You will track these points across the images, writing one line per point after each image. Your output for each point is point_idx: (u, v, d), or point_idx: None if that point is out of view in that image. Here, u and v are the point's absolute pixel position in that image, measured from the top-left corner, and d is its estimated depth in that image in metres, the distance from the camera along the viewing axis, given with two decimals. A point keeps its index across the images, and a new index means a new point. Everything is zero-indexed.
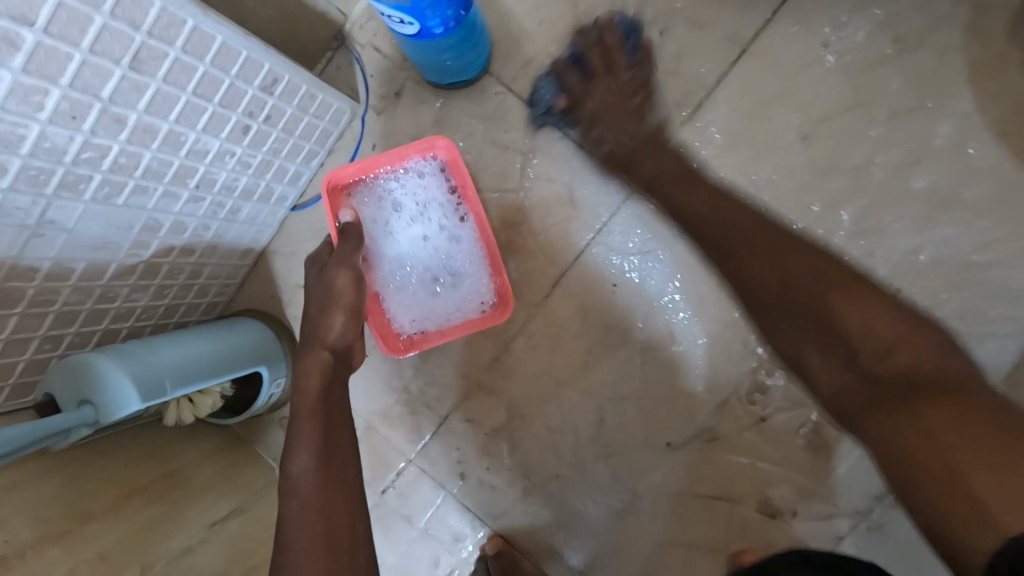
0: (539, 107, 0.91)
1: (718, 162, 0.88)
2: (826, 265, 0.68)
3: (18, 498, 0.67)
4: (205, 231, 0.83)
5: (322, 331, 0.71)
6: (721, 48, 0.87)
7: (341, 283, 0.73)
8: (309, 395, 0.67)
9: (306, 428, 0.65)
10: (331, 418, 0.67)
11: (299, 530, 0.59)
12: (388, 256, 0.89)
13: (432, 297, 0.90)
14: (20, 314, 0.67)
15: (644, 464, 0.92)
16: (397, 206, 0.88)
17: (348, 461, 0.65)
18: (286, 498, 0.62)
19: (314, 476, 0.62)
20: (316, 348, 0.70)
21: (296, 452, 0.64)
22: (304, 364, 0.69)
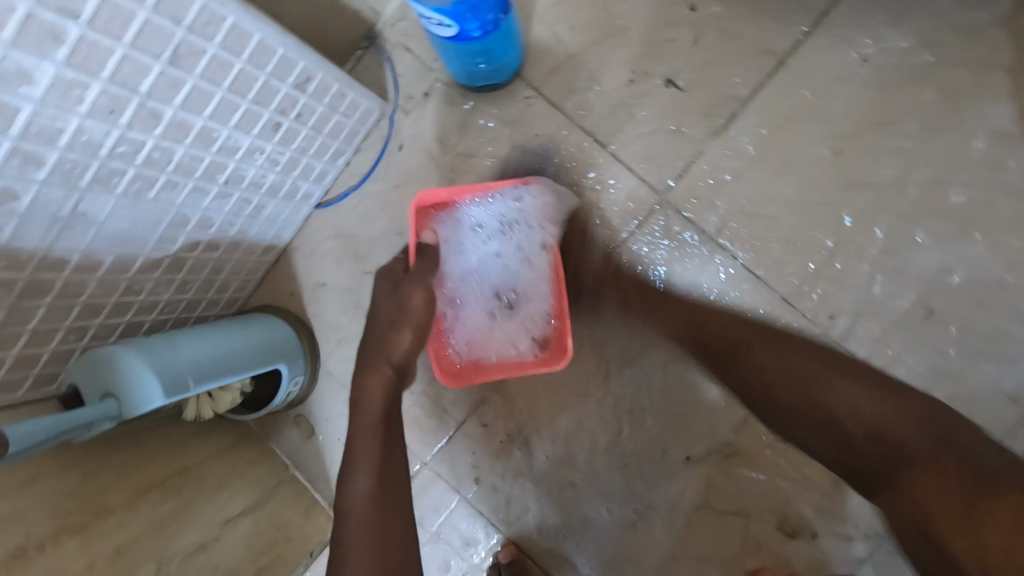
0: (568, 112, 0.90)
1: (749, 173, 0.86)
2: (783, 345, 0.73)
3: (38, 489, 0.67)
4: (230, 227, 0.83)
5: (389, 347, 0.73)
6: (755, 58, 0.86)
7: (415, 302, 0.73)
8: (371, 411, 0.71)
9: (367, 444, 0.69)
10: (389, 437, 0.70)
11: (355, 551, 0.62)
12: (458, 283, 0.84)
13: (495, 333, 0.84)
14: (48, 305, 0.66)
15: (661, 477, 0.91)
16: (477, 233, 0.85)
17: (401, 481, 0.68)
18: (342, 518, 0.64)
19: (372, 495, 0.65)
20: (381, 363, 0.73)
21: (356, 471, 0.67)
22: (368, 378, 0.72)
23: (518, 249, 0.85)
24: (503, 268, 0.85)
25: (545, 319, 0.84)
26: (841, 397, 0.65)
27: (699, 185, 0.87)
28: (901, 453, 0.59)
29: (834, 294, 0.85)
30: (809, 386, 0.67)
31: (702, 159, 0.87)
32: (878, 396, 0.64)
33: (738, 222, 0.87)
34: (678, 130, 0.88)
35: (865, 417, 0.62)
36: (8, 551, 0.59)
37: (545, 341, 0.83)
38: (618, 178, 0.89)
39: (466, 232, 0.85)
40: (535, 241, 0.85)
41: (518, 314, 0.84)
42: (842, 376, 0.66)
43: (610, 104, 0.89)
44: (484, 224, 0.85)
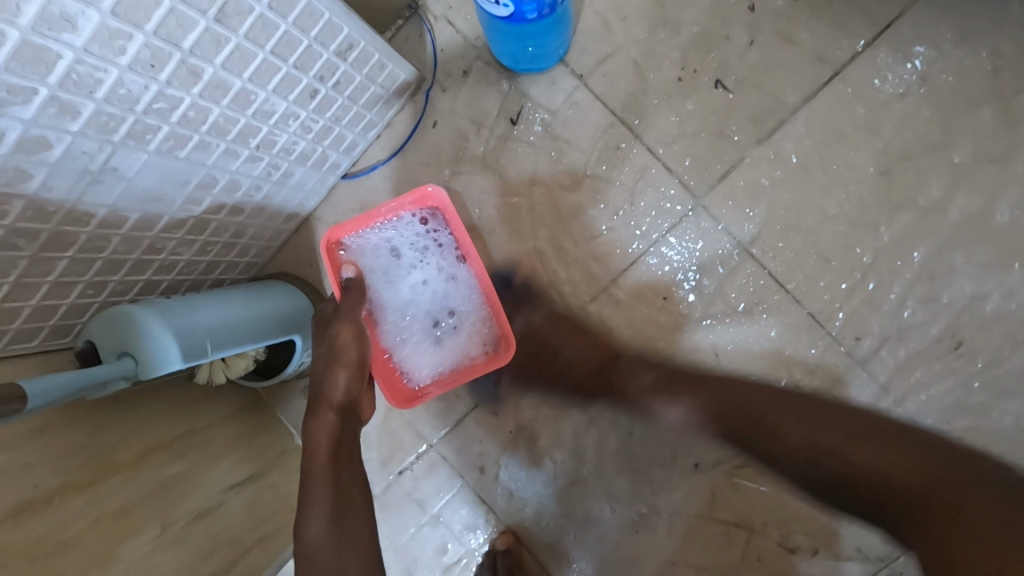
0: (610, 105, 0.88)
1: (789, 184, 0.84)
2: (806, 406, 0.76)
3: (49, 440, 0.66)
4: (257, 192, 0.81)
5: (326, 391, 0.71)
6: (811, 66, 0.83)
7: (344, 339, 0.72)
8: (318, 454, 0.69)
9: (318, 490, 0.67)
10: (343, 478, 0.69)
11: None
12: (393, 311, 0.84)
13: (439, 347, 0.86)
14: (69, 258, 0.65)
15: (667, 482, 0.91)
16: (398, 257, 0.84)
17: (360, 518, 0.68)
18: (303, 559, 0.65)
19: (327, 538, 0.65)
20: (323, 410, 0.71)
21: (309, 516, 0.66)
22: (312, 424, 0.71)
23: (440, 262, 0.85)
24: (431, 285, 0.85)
25: (485, 320, 0.86)
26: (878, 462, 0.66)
27: (738, 192, 0.85)
28: (930, 503, 0.62)
29: (863, 315, 0.84)
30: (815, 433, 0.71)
31: (744, 166, 0.85)
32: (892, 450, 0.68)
33: (773, 233, 0.85)
34: (722, 133, 0.85)
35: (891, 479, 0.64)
36: (14, 504, 0.58)
37: (490, 343, 0.87)
38: (653, 177, 0.87)
39: (387, 259, 0.84)
40: (455, 250, 0.85)
41: (457, 325, 0.86)
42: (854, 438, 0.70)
43: (655, 99, 0.87)
44: (404, 245, 0.85)
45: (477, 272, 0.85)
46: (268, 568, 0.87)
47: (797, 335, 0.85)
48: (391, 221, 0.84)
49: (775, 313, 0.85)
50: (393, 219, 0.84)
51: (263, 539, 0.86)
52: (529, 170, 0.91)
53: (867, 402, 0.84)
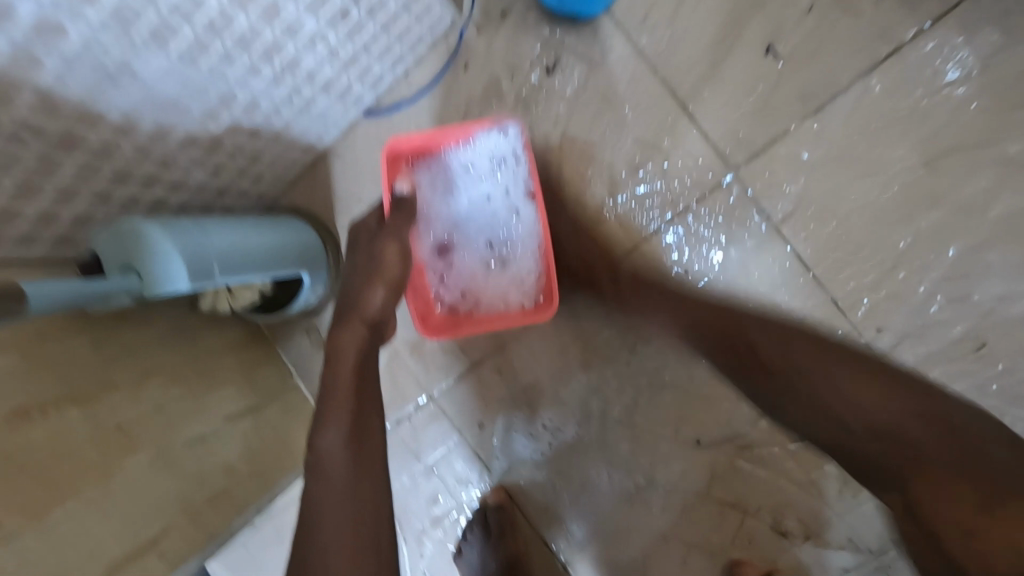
0: (653, 62, 0.83)
1: (829, 165, 0.80)
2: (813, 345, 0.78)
3: (48, 353, 0.63)
4: (277, 118, 0.77)
5: (362, 303, 0.70)
6: (871, 40, 0.78)
7: (388, 257, 0.71)
8: (342, 366, 0.67)
9: (338, 400, 0.65)
10: (364, 394, 0.67)
11: (325, 505, 0.60)
12: (444, 232, 0.86)
13: (484, 278, 0.87)
14: (78, 163, 0.62)
15: (667, 456, 0.90)
16: (462, 180, 0.86)
17: (376, 440, 0.66)
18: (313, 470, 0.63)
19: (345, 452, 0.63)
20: (354, 320, 0.70)
21: (326, 424, 0.64)
22: (341, 334, 0.69)
23: (506, 196, 0.85)
24: (491, 215, 0.86)
25: (533, 265, 0.86)
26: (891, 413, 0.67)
27: (775, 168, 0.81)
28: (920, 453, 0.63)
29: (887, 308, 0.81)
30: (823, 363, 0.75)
31: (786, 141, 0.81)
32: (877, 394, 0.69)
33: (806, 214, 0.81)
34: (768, 104, 0.81)
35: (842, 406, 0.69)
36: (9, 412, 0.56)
37: (533, 289, 0.86)
38: (688, 143, 0.83)
39: (455, 179, 0.86)
40: (522, 188, 0.84)
41: (505, 261, 0.86)
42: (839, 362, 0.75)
43: (700, 61, 0.82)
44: (472, 169, 0.85)
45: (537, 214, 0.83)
46: (256, 503, 0.87)
47: (816, 321, 0.83)
48: (467, 144, 0.85)
49: (796, 297, 0.83)
50: (468, 144, 0.84)
51: (258, 473, 0.86)
52: (560, 124, 0.87)
53: None
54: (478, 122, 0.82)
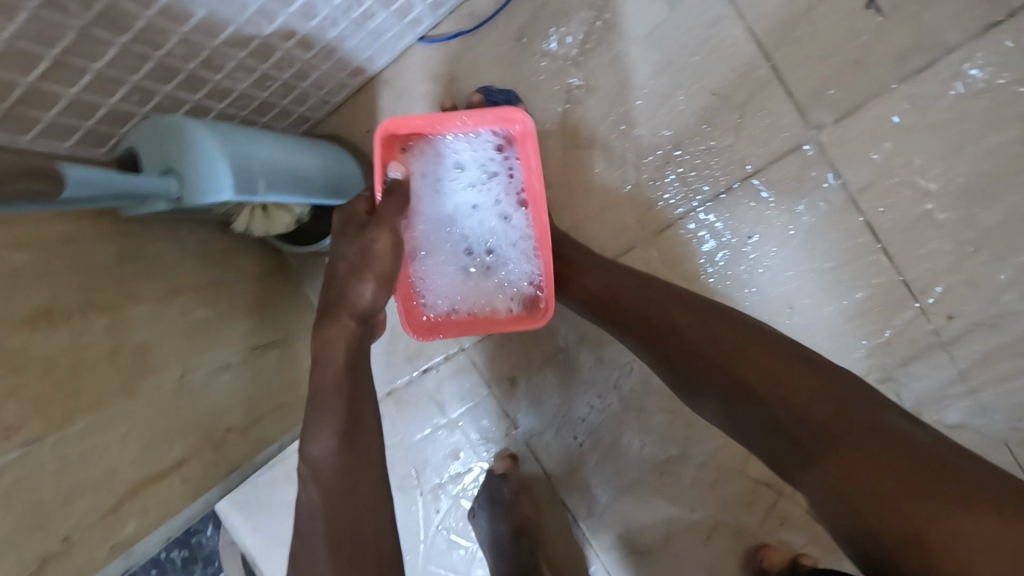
0: (739, 8, 0.77)
1: (916, 135, 0.75)
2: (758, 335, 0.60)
3: (73, 252, 0.59)
4: (331, 29, 0.71)
5: (349, 299, 0.58)
6: (982, 2, 0.72)
7: (380, 245, 0.59)
8: (329, 367, 0.57)
9: (330, 402, 0.56)
10: (356, 394, 0.58)
11: (321, 517, 0.53)
12: (434, 227, 0.75)
13: (463, 285, 0.77)
14: (122, 48, 0.57)
15: (705, 430, 0.87)
16: (459, 171, 0.75)
17: (371, 437, 0.58)
18: (306, 480, 0.55)
19: (337, 459, 0.55)
20: (341, 316, 0.58)
21: (316, 426, 0.56)
22: (324, 331, 0.58)
23: (505, 199, 0.75)
24: (487, 218, 0.75)
25: (523, 276, 0.76)
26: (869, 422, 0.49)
27: (859, 134, 0.76)
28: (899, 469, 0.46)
29: (962, 294, 0.76)
30: (776, 370, 0.55)
31: (872, 105, 0.75)
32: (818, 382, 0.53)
33: (885, 187, 0.76)
34: (859, 64, 0.75)
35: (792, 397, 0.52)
36: (31, 310, 0.52)
37: (520, 302, 0.76)
38: (767, 100, 0.78)
39: (447, 174, 0.74)
40: (519, 189, 0.74)
41: (495, 267, 0.76)
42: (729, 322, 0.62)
43: (792, 10, 0.76)
44: (471, 161, 0.75)
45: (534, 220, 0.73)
46: (278, 439, 0.83)
47: (881, 302, 0.78)
48: (464, 133, 0.74)
49: (863, 273, 0.78)
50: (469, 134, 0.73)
51: (279, 409, 0.82)
52: (629, 68, 0.81)
53: (939, 386, 0.78)
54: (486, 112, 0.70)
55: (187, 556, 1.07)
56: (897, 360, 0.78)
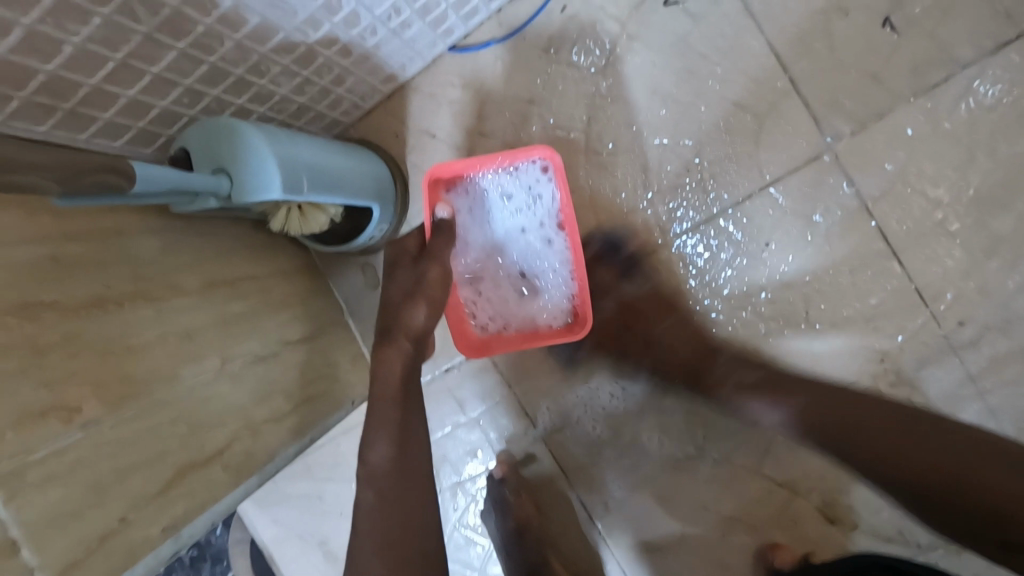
0: (760, 23, 0.80)
1: (930, 147, 0.78)
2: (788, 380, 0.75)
3: (123, 246, 0.61)
4: (370, 37, 0.74)
5: (404, 320, 0.66)
6: (993, 21, 0.75)
7: (431, 277, 0.67)
8: (388, 384, 0.66)
9: (386, 415, 0.66)
10: (409, 409, 0.67)
11: (374, 516, 0.63)
12: (479, 256, 0.82)
13: (505, 306, 0.83)
14: (179, 51, 0.59)
15: (721, 431, 0.89)
16: (501, 204, 0.80)
17: (420, 446, 0.67)
18: (364, 479, 0.66)
19: (390, 465, 0.65)
20: (399, 338, 0.67)
21: (375, 430, 0.66)
22: (384, 351, 0.67)
23: (542, 228, 0.80)
24: (527, 246, 0.81)
25: (561, 292, 0.82)
26: (1001, 480, 0.56)
27: (875, 144, 0.79)
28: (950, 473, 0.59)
29: (975, 300, 0.79)
30: (868, 433, 0.64)
31: (887, 118, 0.79)
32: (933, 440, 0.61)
33: (899, 196, 0.79)
34: (875, 79, 0.79)
35: (908, 455, 0.61)
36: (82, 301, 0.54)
37: (558, 319, 0.82)
38: (786, 111, 0.81)
39: (489, 207, 0.80)
40: (556, 219, 0.79)
41: (536, 290, 0.82)
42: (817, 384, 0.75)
43: (811, 26, 0.79)
44: (511, 194, 0.80)
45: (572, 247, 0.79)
46: (310, 432, 0.84)
47: (894, 307, 0.81)
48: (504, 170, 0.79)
49: (876, 279, 0.81)
50: (508, 169, 0.79)
51: (312, 401, 0.84)
52: (653, 79, 0.84)
53: (950, 389, 0.80)
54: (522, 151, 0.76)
55: (197, 555, 1.09)
56: (909, 363, 0.81)
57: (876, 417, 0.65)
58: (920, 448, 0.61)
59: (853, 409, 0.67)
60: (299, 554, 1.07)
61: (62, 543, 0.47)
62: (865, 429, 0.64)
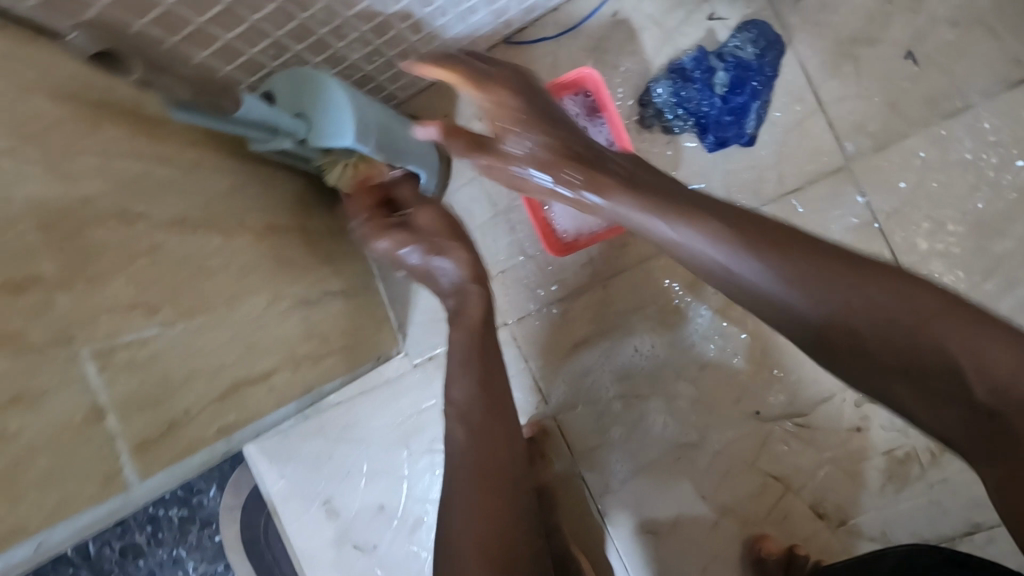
0: (795, 45, 0.88)
1: (938, 173, 0.85)
2: (810, 261, 0.56)
3: (201, 177, 0.67)
4: (440, 17, 0.81)
5: (468, 268, 0.79)
6: (1006, 64, 0.83)
7: (431, 221, 0.80)
8: (470, 320, 0.77)
9: (466, 366, 0.73)
10: (486, 342, 0.76)
11: (467, 450, 0.68)
12: None
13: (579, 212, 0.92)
14: (278, 5, 0.66)
15: (721, 421, 0.94)
16: None
17: (501, 385, 0.74)
18: (453, 418, 0.71)
19: (477, 399, 0.71)
20: (467, 282, 0.79)
21: (457, 380, 0.73)
22: (460, 296, 0.79)
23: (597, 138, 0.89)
24: None
25: None
26: (972, 351, 0.51)
27: (889, 165, 0.86)
28: (911, 352, 0.52)
29: None
30: (839, 292, 0.54)
31: (902, 143, 0.86)
32: (987, 347, 0.50)
33: (905, 215, 0.86)
34: (894, 106, 0.86)
35: (870, 340, 0.53)
36: (166, 219, 0.59)
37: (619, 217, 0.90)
38: (809, 128, 0.88)
39: None
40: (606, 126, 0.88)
41: None
42: (801, 257, 0.56)
43: (840, 52, 0.87)
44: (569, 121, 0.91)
45: (615, 123, 0.87)
46: (339, 376, 0.90)
47: None
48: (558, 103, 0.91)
49: None
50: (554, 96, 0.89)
51: (344, 349, 0.89)
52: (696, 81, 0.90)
53: None
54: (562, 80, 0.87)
55: (186, 515, 1.08)
56: None
57: (922, 318, 0.52)
58: (880, 344, 0.53)
59: (870, 296, 0.53)
60: (300, 510, 1.09)
61: (141, 420, 0.51)
62: (855, 317, 0.53)
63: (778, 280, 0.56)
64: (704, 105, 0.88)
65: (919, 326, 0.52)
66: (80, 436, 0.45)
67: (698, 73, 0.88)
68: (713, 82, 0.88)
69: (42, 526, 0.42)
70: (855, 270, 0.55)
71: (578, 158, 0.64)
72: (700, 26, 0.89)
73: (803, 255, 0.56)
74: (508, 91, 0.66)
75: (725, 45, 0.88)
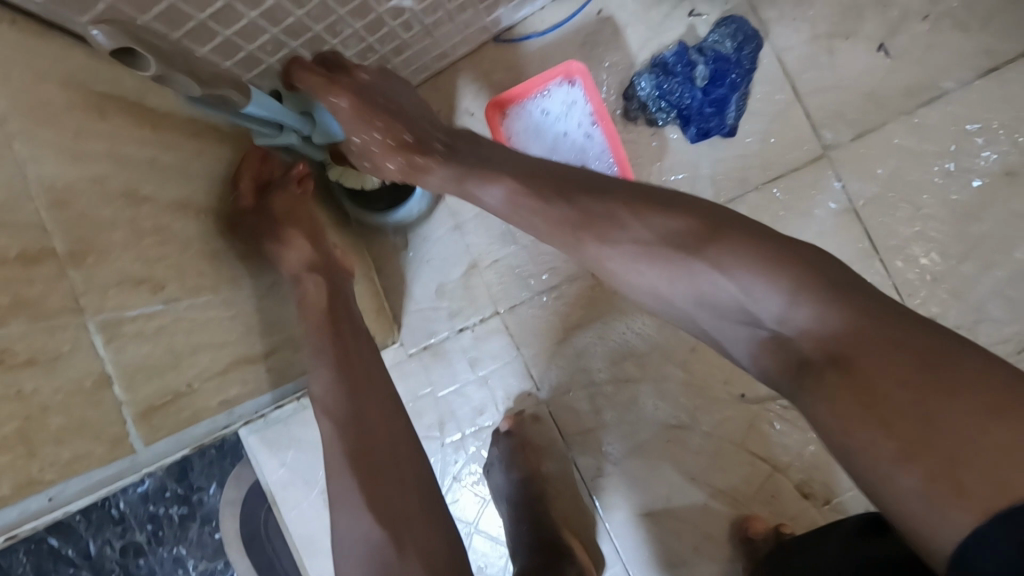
0: (773, 39, 0.91)
1: (912, 160, 0.88)
2: (615, 216, 0.60)
3: (203, 165, 0.70)
4: (432, 15, 0.85)
5: (311, 260, 0.76)
6: (975, 56, 0.87)
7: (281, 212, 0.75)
8: (315, 308, 0.73)
9: (319, 356, 0.70)
10: (336, 321, 0.73)
11: (333, 443, 0.65)
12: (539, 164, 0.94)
13: None
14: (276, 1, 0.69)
15: (709, 403, 0.97)
16: (548, 121, 0.94)
17: (360, 360, 0.71)
18: (319, 415, 0.67)
19: (334, 388, 0.68)
20: (306, 274, 0.75)
21: (316, 372, 0.70)
22: (303, 287, 0.75)
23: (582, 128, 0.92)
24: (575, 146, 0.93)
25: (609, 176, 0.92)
26: (791, 301, 0.51)
27: (866, 153, 0.89)
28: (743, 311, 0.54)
29: (946, 300, 0.87)
30: (651, 250, 0.58)
31: (878, 132, 0.89)
32: (757, 268, 0.53)
33: (882, 201, 0.89)
34: (870, 97, 0.89)
35: (691, 298, 0.57)
36: (171, 202, 0.62)
37: None
38: (788, 119, 0.91)
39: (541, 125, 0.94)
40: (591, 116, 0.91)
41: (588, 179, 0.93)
42: (607, 212, 0.60)
43: (816, 47, 0.91)
44: (554, 111, 0.93)
45: (610, 133, 0.91)
46: None
47: None
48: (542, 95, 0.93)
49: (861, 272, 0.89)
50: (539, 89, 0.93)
51: None
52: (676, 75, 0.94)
53: None
54: (550, 72, 0.91)
55: (186, 513, 1.05)
56: None
57: (705, 258, 0.55)
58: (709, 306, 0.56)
59: (657, 231, 0.58)
60: (299, 498, 1.11)
61: (148, 388, 0.54)
62: (674, 280, 0.57)
63: (602, 240, 0.60)
64: (685, 97, 0.92)
65: (744, 285, 0.53)
66: (91, 400, 0.48)
67: (678, 68, 0.92)
68: (694, 75, 0.91)
69: (57, 480, 0.45)
70: (662, 221, 0.58)
71: (406, 146, 0.76)
72: (682, 22, 0.93)
73: (607, 207, 0.60)
74: (351, 93, 0.74)
75: (705, 39, 0.92)
